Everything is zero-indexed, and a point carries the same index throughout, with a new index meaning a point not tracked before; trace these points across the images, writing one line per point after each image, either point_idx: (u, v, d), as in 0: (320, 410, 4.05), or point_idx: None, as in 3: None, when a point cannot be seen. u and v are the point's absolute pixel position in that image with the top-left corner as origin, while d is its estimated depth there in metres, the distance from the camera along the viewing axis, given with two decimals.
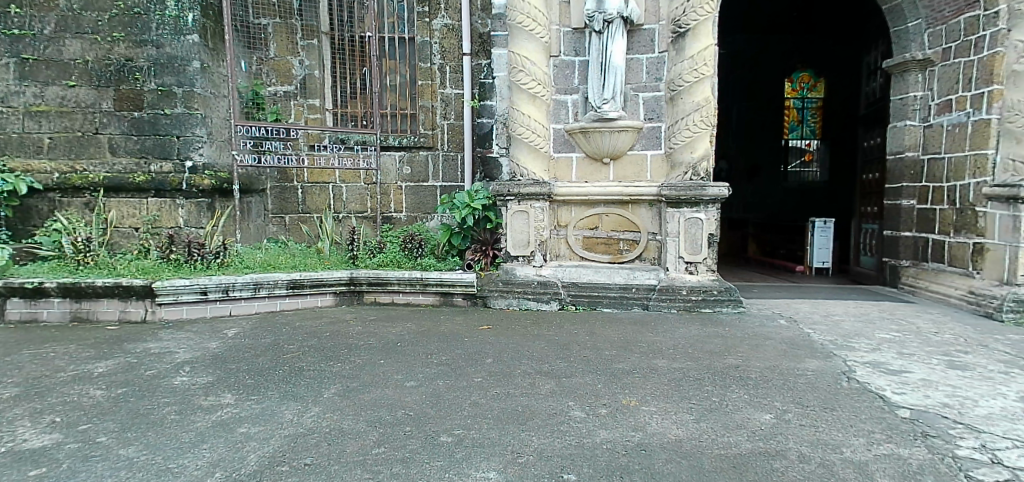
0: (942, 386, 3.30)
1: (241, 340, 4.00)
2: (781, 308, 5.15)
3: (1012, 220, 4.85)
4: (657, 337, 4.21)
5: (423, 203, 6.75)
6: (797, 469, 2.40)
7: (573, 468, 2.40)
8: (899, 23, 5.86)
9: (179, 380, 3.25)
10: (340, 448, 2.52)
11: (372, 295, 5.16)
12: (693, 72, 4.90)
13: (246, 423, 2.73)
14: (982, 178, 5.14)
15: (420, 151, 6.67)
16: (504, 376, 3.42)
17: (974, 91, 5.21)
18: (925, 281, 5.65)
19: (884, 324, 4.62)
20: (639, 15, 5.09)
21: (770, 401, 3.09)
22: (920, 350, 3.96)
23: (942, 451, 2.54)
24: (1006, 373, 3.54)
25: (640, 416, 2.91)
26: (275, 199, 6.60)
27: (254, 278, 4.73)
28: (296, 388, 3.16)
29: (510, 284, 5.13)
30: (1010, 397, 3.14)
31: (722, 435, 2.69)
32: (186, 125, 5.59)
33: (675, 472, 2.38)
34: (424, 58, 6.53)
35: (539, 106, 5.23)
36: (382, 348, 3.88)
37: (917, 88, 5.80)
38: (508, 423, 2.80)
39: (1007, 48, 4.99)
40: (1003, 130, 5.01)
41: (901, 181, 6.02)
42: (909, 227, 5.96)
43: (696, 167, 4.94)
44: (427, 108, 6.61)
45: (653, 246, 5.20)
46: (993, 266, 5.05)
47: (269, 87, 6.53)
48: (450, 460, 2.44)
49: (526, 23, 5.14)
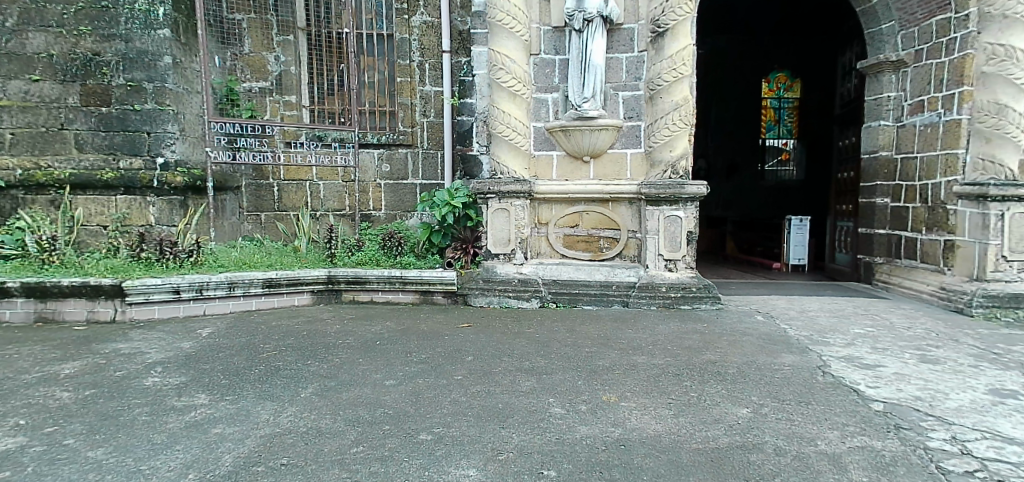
0: (914, 380, 3.37)
1: (216, 340, 3.95)
2: (758, 305, 5.23)
3: (981, 218, 4.99)
4: (637, 334, 4.24)
5: (402, 201, 6.71)
6: (773, 462, 2.44)
7: (553, 464, 2.41)
8: (872, 25, 5.98)
9: (150, 380, 3.19)
10: (317, 448, 2.49)
11: (351, 294, 5.13)
12: (672, 72, 4.95)
13: (220, 423, 2.69)
14: (953, 177, 5.28)
15: (400, 149, 6.62)
16: (484, 373, 3.42)
17: (945, 92, 5.35)
18: (898, 277, 5.77)
19: (858, 319, 4.72)
20: (618, 15, 5.11)
21: (747, 396, 3.13)
22: (892, 345, 4.05)
23: (914, 443, 2.60)
24: (975, 366, 3.64)
25: (620, 411, 2.93)
26: (250, 197, 6.51)
27: (229, 277, 4.67)
28: (272, 387, 3.12)
29: (490, 282, 5.12)
30: (979, 390, 3.22)
31: (700, 429, 2.73)
32: (157, 121, 5.49)
33: (654, 467, 2.40)
34: (402, 55, 6.49)
35: (519, 104, 5.23)
36: (361, 346, 3.85)
37: (891, 89, 5.91)
38: (488, 420, 2.80)
39: (977, 50, 5.13)
40: (973, 130, 5.16)
41: (875, 179, 6.13)
42: (883, 225, 6.08)
43: (675, 165, 4.99)
44: (406, 105, 6.57)
45: (633, 244, 5.23)
46: (962, 263, 5.18)
47: (243, 83, 6.44)
48: (430, 458, 2.43)
49: (506, 20, 5.12)
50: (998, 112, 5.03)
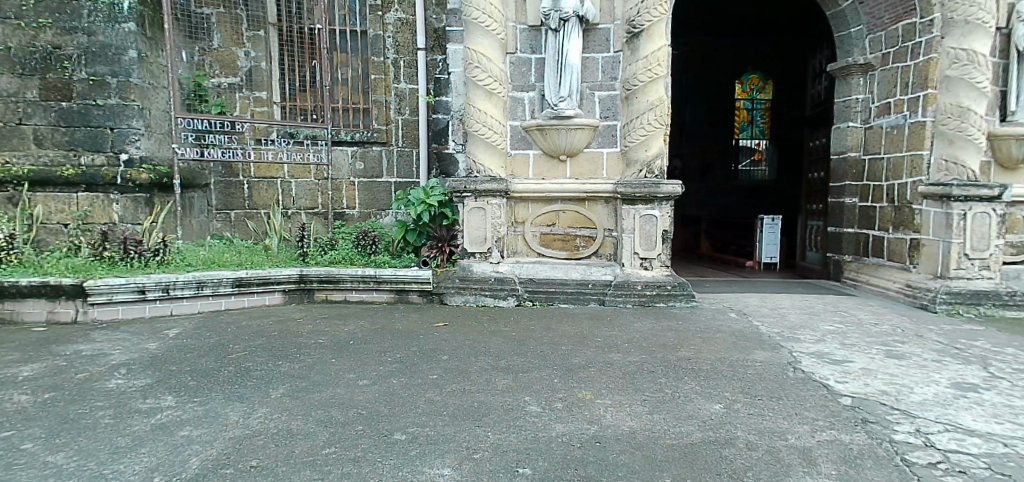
0: (880, 375, 3.46)
1: (183, 340, 3.87)
2: (731, 302, 5.31)
3: (945, 218, 5.11)
4: (612, 331, 4.28)
5: (377, 199, 6.65)
6: (744, 456, 2.48)
7: (529, 462, 2.41)
8: (842, 29, 6.11)
9: (113, 382, 3.11)
10: (288, 449, 2.46)
11: (324, 293, 5.08)
12: (647, 72, 4.99)
13: (188, 425, 2.64)
14: (918, 177, 5.43)
15: (374, 146, 6.55)
16: (460, 372, 3.41)
17: (911, 95, 5.50)
18: (866, 275, 5.91)
19: (827, 316, 4.83)
20: (594, 15, 5.14)
21: (720, 391, 3.18)
22: (860, 341, 4.15)
23: (880, 436, 2.67)
24: (939, 361, 3.75)
25: (595, 409, 2.94)
26: (220, 195, 6.39)
27: (197, 276, 4.59)
28: (242, 388, 3.07)
29: (466, 281, 5.10)
30: (942, 384, 3.32)
31: (674, 426, 2.76)
32: (121, 117, 5.37)
33: (629, 463, 2.42)
34: (377, 52, 6.42)
35: (495, 103, 5.22)
36: (334, 346, 3.81)
37: (859, 91, 6.05)
38: (463, 419, 2.79)
39: (941, 54, 5.28)
40: (937, 132, 5.32)
41: (844, 180, 6.28)
42: (852, 224, 6.23)
43: (651, 165, 5.03)
44: (380, 102, 6.50)
45: (609, 242, 5.27)
46: (927, 260, 5.32)
47: (212, 79, 6.32)
48: (404, 458, 2.42)
49: (480, 19, 5.11)
50: (962, 115, 5.18)
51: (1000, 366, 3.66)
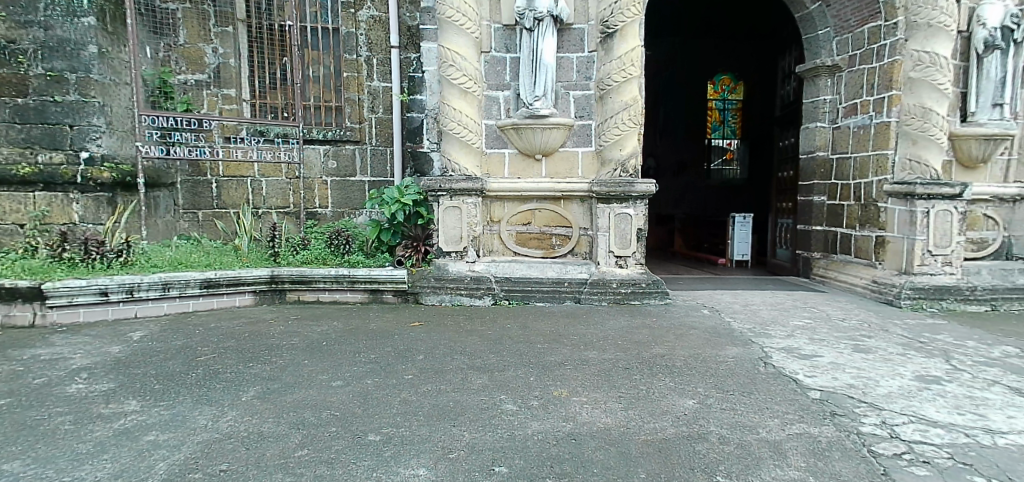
0: (848, 369, 3.55)
1: (149, 343, 3.78)
2: (704, 299, 5.38)
3: (909, 215, 5.25)
4: (588, 329, 4.30)
5: (350, 199, 6.58)
6: (717, 451, 2.52)
7: (504, 461, 2.42)
8: (810, 31, 6.26)
9: (74, 387, 3.03)
10: (259, 453, 2.42)
11: (296, 294, 5.00)
12: (621, 72, 5.04)
13: (154, 430, 2.58)
14: (883, 176, 5.58)
15: (347, 145, 6.48)
16: (435, 372, 3.39)
17: (876, 96, 5.65)
18: (834, 271, 6.06)
19: (797, 312, 4.94)
20: (568, 15, 5.16)
21: (692, 387, 3.23)
22: (829, 335, 4.26)
23: (848, 429, 2.74)
24: (903, 354, 3.86)
25: (571, 406, 2.96)
26: (186, 194, 6.25)
27: (163, 278, 4.49)
28: (211, 391, 3.01)
29: (442, 280, 5.08)
30: (906, 377, 3.42)
31: (648, 422, 2.79)
32: (80, 114, 5.21)
33: (604, 460, 2.44)
34: (349, 50, 6.34)
35: (470, 102, 5.20)
36: (306, 347, 3.76)
37: (827, 92, 6.20)
38: (438, 419, 2.78)
39: (905, 56, 5.43)
40: (901, 132, 5.47)
41: (813, 179, 6.43)
42: (820, 222, 6.38)
43: (625, 164, 5.08)
44: (354, 101, 6.43)
45: (585, 241, 5.30)
46: (893, 256, 5.46)
47: (178, 75, 6.18)
48: (378, 459, 2.40)
49: (455, 17, 5.08)
50: (924, 115, 5.32)
51: (962, 359, 3.78)
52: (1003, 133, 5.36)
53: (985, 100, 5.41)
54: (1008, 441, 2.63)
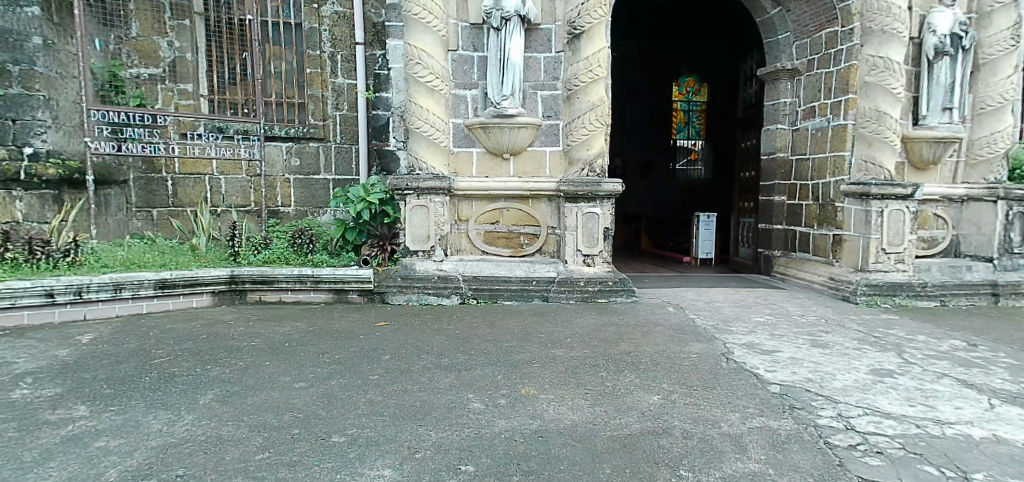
0: (806, 363, 3.66)
1: (100, 346, 3.65)
2: (670, 297, 5.47)
3: (865, 214, 5.44)
4: (555, 327, 4.33)
5: (314, 197, 6.47)
6: (680, 445, 2.57)
7: (471, 459, 2.41)
8: (770, 35, 6.45)
9: (17, 393, 2.90)
10: (218, 457, 2.37)
11: (257, 294, 4.90)
12: (588, 73, 5.09)
13: (104, 436, 2.49)
14: (841, 177, 5.76)
15: (311, 142, 6.37)
16: (401, 372, 3.36)
17: (834, 99, 5.83)
18: (794, 268, 6.24)
19: (758, 308, 5.07)
20: (535, 15, 5.18)
21: (657, 383, 3.28)
22: (788, 331, 4.38)
23: (806, 421, 2.82)
24: (859, 349, 4.00)
25: (539, 404, 2.98)
26: (140, 192, 6.04)
27: (114, 278, 4.35)
28: (166, 395, 2.93)
29: (409, 279, 5.05)
30: (861, 371, 3.54)
31: (614, 418, 2.82)
32: (24, 108, 5.00)
33: (570, 456, 2.46)
34: (312, 46, 6.23)
35: (437, 100, 5.17)
36: (267, 349, 3.69)
37: (787, 95, 6.38)
38: (405, 419, 2.76)
39: (860, 61, 5.62)
40: (857, 134, 5.65)
41: (773, 179, 6.61)
42: (780, 220, 6.56)
43: (592, 164, 5.13)
44: (317, 97, 6.32)
45: (553, 239, 5.33)
46: (849, 255, 5.63)
47: (130, 69, 5.97)
48: (342, 461, 2.37)
49: (421, 15, 5.05)
50: (879, 118, 5.51)
51: (913, 352, 3.94)
52: (953, 136, 5.59)
53: (935, 104, 5.63)
54: (956, 431, 2.75)
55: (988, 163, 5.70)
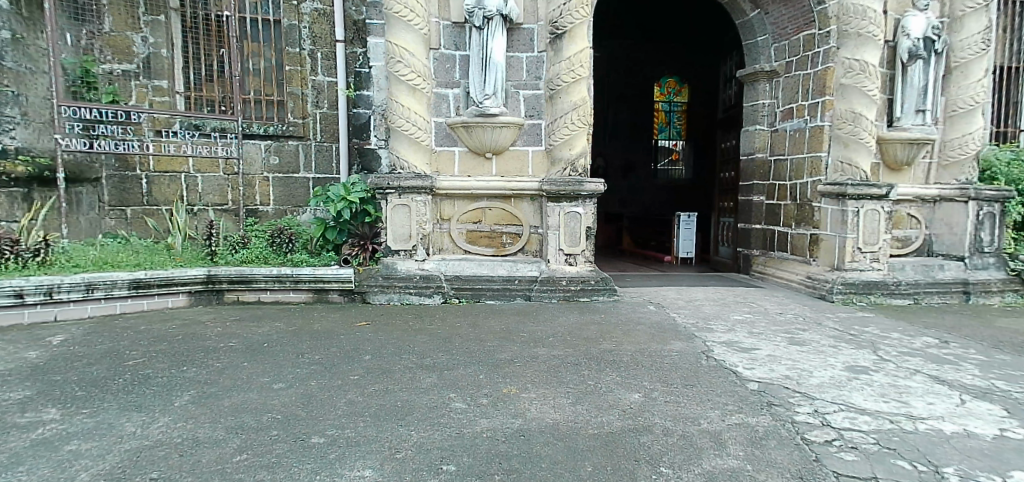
0: (784, 361, 3.71)
1: (71, 348, 3.57)
2: (651, 296, 5.52)
3: (841, 214, 5.54)
4: (537, 326, 4.34)
5: (294, 196, 6.40)
6: (660, 442, 2.59)
7: (452, 459, 2.41)
8: (749, 37, 6.54)
9: None
10: (194, 459, 2.33)
11: (235, 294, 4.84)
12: (570, 72, 5.10)
13: (75, 439, 2.44)
14: (818, 177, 5.86)
15: (290, 141, 6.30)
16: (382, 372, 3.34)
17: (811, 101, 5.93)
18: (772, 268, 6.33)
19: (738, 307, 5.13)
20: (518, 14, 5.19)
21: (638, 381, 3.30)
22: (766, 329, 4.44)
23: (784, 418, 2.87)
24: (835, 346, 4.08)
25: (521, 403, 2.98)
26: (113, 190, 5.92)
27: (87, 278, 4.25)
28: (140, 397, 2.87)
29: (390, 278, 5.02)
30: (837, 368, 3.61)
31: (595, 416, 2.84)
32: None
33: (552, 455, 2.47)
34: (291, 43, 6.17)
35: (419, 99, 5.15)
36: (246, 349, 3.64)
37: (765, 96, 6.48)
38: (386, 419, 2.74)
39: (837, 63, 5.72)
40: (834, 135, 5.74)
41: (752, 179, 6.70)
42: (759, 220, 6.66)
43: (574, 164, 5.15)
44: (297, 95, 6.26)
45: (535, 239, 5.34)
46: (826, 254, 5.73)
47: (102, 65, 5.85)
48: (322, 462, 2.35)
49: (403, 13, 5.03)
50: (855, 120, 5.61)
51: (888, 349, 4.03)
52: (925, 138, 5.72)
53: (908, 106, 5.76)
54: (928, 426, 2.82)
55: (959, 165, 5.87)
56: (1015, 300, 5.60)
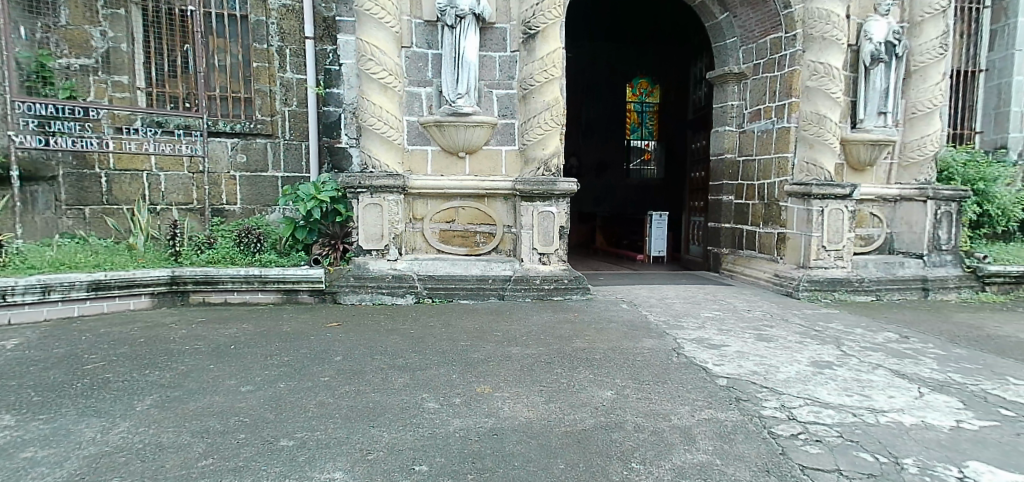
0: (752, 357, 3.79)
1: (26, 352, 3.44)
2: (623, 294, 5.57)
3: (807, 214, 5.69)
4: (510, 325, 4.34)
5: (262, 195, 6.28)
6: (631, 438, 2.62)
7: (425, 459, 2.40)
8: (719, 39, 6.65)
9: None
10: (158, 465, 2.27)
11: (201, 295, 4.73)
12: (543, 73, 5.11)
13: (31, 446, 2.36)
14: (784, 177, 5.99)
15: (258, 138, 6.18)
16: (353, 373, 3.31)
17: (778, 102, 6.07)
18: (741, 266, 6.45)
19: (707, 304, 5.22)
20: (490, 14, 5.19)
21: (610, 379, 3.34)
22: (735, 326, 4.53)
23: (750, 412, 2.93)
24: (801, 342, 4.18)
25: (493, 402, 2.99)
26: (70, 189, 5.72)
27: (42, 279, 4.11)
28: (100, 402, 2.79)
29: (362, 279, 4.97)
30: (802, 363, 3.70)
31: (568, 414, 2.86)
32: None
33: (525, 453, 2.48)
34: (259, 39, 6.05)
35: (390, 97, 5.10)
36: (212, 351, 3.57)
37: (734, 98, 6.62)
38: (357, 421, 2.72)
39: (802, 66, 5.85)
40: (800, 137, 5.88)
41: (722, 179, 6.82)
42: (728, 219, 6.79)
43: (547, 163, 5.17)
44: (264, 92, 6.13)
45: (508, 238, 5.35)
46: (792, 252, 5.87)
47: (58, 59, 5.65)
48: (292, 465, 2.31)
49: (374, 10, 4.98)
50: (819, 121, 5.74)
51: (851, 345, 4.15)
52: (886, 139, 5.91)
53: (871, 108, 5.93)
54: (888, 419, 2.91)
55: (918, 166, 6.06)
56: (971, 295, 5.82)
